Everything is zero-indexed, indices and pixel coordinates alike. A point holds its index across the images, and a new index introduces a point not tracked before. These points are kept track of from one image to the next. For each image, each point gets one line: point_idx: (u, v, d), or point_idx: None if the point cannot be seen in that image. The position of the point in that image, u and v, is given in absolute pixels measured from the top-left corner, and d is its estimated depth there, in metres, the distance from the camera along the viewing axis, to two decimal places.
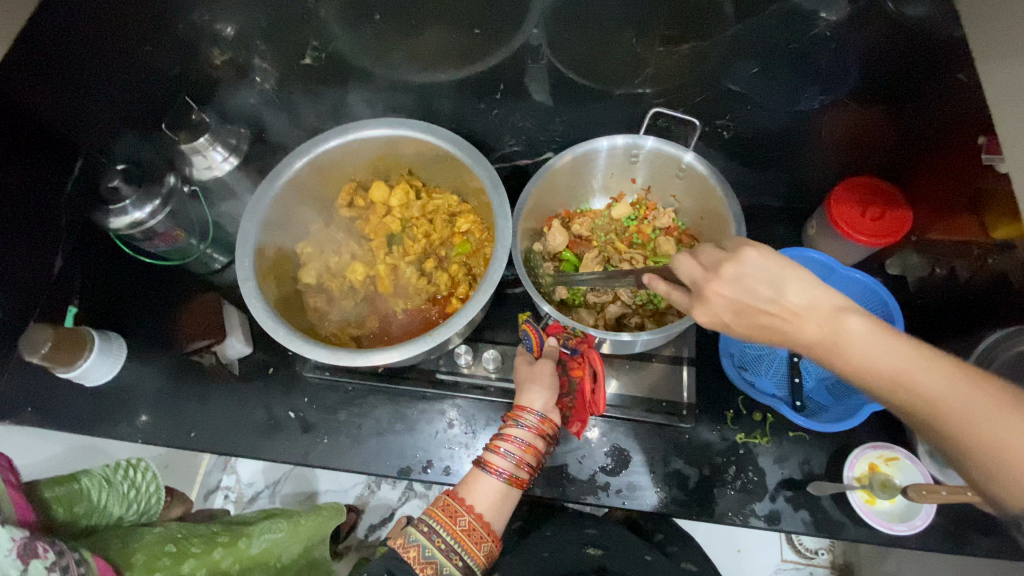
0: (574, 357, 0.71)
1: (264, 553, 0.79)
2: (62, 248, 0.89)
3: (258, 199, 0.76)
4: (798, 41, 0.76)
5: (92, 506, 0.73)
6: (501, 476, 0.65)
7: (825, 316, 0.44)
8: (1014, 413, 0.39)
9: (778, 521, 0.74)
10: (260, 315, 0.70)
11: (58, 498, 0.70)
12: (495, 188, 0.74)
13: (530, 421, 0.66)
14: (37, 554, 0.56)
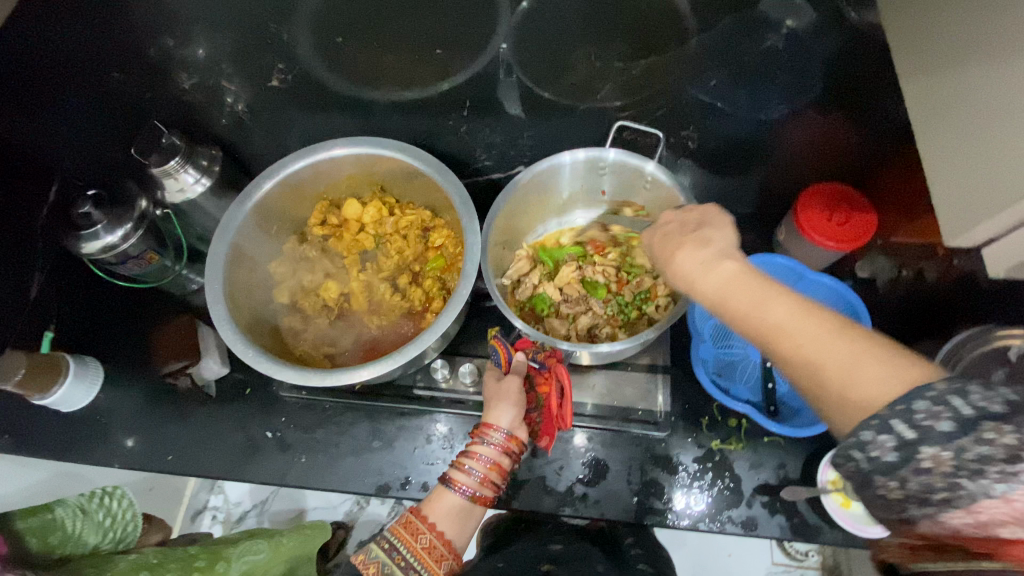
0: (542, 373, 0.73)
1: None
2: (39, 274, 0.88)
3: (228, 220, 0.76)
4: (750, 54, 0.79)
5: (66, 535, 0.73)
6: (465, 494, 0.65)
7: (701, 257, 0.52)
8: (834, 336, 0.43)
9: (754, 527, 0.74)
10: (229, 337, 0.70)
11: (32, 529, 0.70)
12: (465, 203, 0.75)
13: (495, 438, 0.67)
14: None
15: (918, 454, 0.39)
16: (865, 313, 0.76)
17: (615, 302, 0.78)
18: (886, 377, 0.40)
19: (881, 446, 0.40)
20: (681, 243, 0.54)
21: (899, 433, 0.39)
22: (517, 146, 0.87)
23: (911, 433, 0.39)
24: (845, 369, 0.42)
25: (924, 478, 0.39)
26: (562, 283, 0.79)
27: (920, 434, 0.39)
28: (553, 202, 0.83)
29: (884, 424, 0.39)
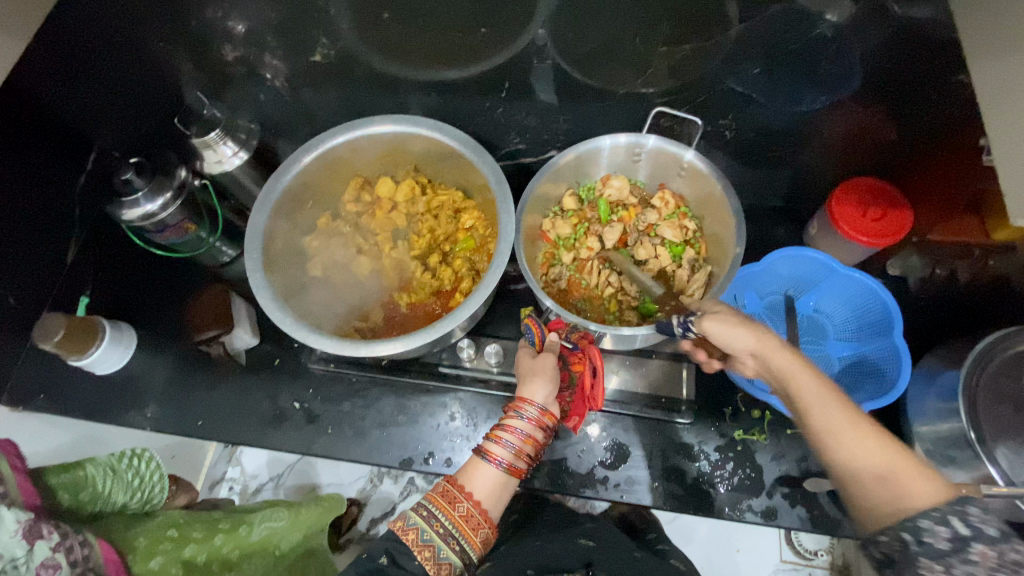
0: (574, 353, 0.73)
1: (264, 541, 0.82)
2: (74, 241, 0.95)
3: (268, 191, 0.77)
4: (798, 42, 0.73)
5: (96, 494, 0.73)
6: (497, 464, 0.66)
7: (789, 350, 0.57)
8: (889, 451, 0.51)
9: (773, 517, 0.75)
10: (268, 306, 0.72)
11: (63, 485, 0.71)
12: (500, 184, 0.75)
13: (531, 413, 0.67)
14: (42, 535, 0.58)
15: (970, 548, 0.44)
16: (897, 310, 0.76)
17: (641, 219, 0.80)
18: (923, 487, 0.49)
19: (936, 533, 0.45)
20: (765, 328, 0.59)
21: (954, 526, 0.45)
22: (551, 130, 0.89)
23: (966, 530, 0.45)
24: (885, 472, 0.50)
25: (969, 567, 0.44)
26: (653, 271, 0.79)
27: (973, 531, 0.45)
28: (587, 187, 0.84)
29: (943, 517, 0.46)
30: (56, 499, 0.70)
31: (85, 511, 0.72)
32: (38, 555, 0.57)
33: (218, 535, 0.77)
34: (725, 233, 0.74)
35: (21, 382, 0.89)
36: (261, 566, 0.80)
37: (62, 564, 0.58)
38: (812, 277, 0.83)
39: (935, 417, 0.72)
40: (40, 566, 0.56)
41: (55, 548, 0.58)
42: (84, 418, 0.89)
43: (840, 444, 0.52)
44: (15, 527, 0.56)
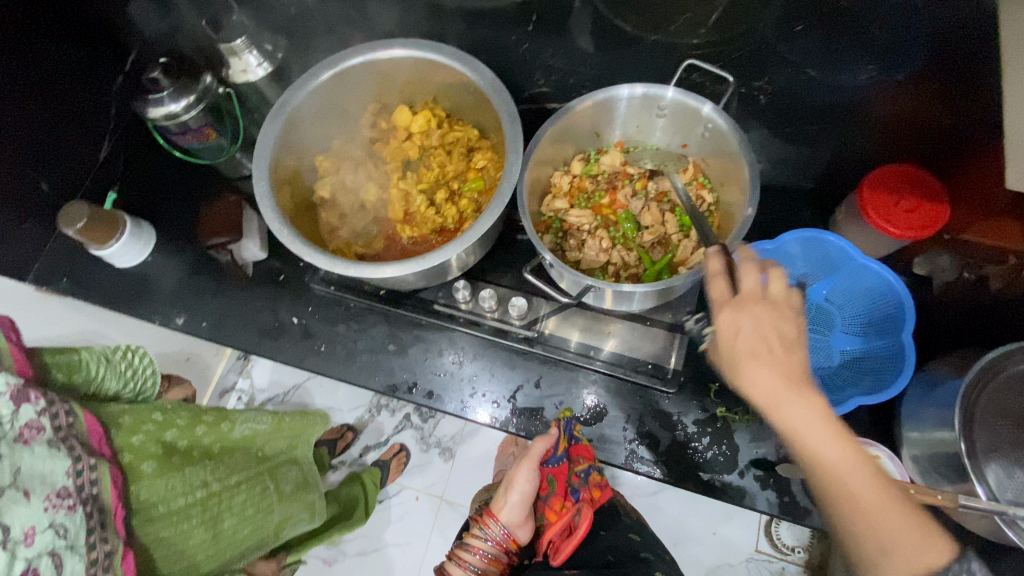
0: (570, 501, 0.83)
1: (246, 437, 0.92)
2: (109, 138, 1.02)
3: (283, 101, 0.76)
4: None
5: (88, 377, 0.77)
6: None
7: (802, 380, 0.52)
8: (887, 499, 0.49)
9: (741, 497, 0.74)
10: (268, 215, 0.71)
11: (58, 365, 0.74)
12: (512, 121, 0.72)
13: (494, 533, 0.79)
14: (29, 400, 0.65)
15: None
16: (911, 308, 0.72)
17: (651, 186, 0.78)
18: (928, 547, 0.46)
19: None
20: (785, 355, 0.53)
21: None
22: (577, 74, 0.83)
23: None
24: (890, 534, 0.47)
25: None
26: (656, 234, 0.76)
27: None
28: (605, 139, 0.80)
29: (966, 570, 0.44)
30: (49, 375, 0.73)
31: (76, 390, 0.76)
32: (24, 416, 0.64)
33: (199, 425, 0.84)
34: (739, 200, 0.70)
35: (50, 266, 0.97)
36: (243, 465, 0.89)
37: (46, 426, 0.65)
38: (828, 263, 0.79)
39: (930, 424, 0.69)
40: (25, 425, 0.64)
41: (40, 412, 0.66)
42: (102, 304, 0.95)
43: (844, 499, 0.49)
44: (4, 389, 0.64)
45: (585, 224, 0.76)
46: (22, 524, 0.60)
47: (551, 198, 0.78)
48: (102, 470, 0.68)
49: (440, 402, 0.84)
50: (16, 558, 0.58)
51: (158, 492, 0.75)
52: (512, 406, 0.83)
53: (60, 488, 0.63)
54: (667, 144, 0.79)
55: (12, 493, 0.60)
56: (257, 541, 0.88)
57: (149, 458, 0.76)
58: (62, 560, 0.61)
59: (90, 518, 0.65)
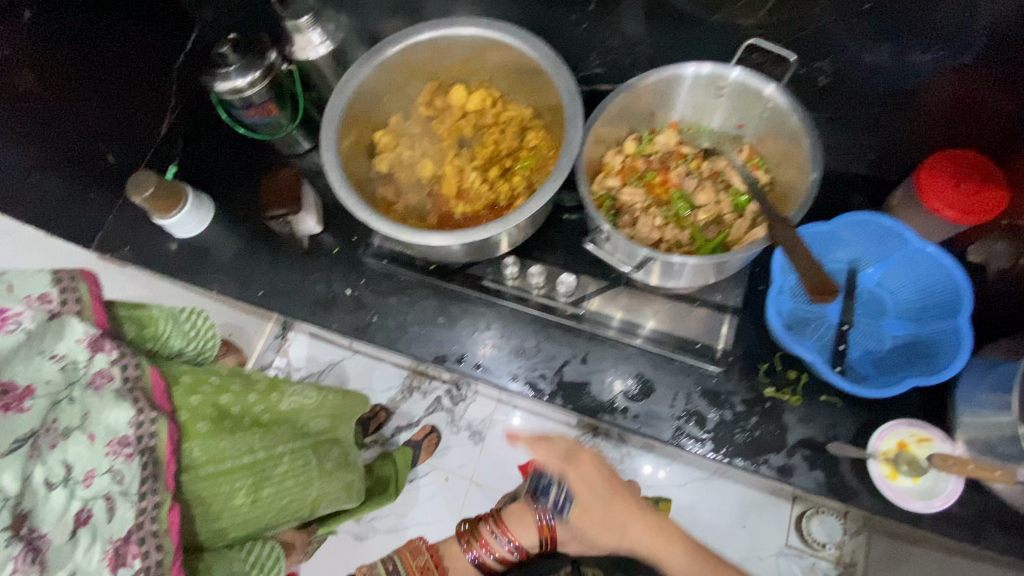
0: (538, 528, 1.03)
1: (295, 411, 0.91)
2: (170, 113, 1.06)
3: (351, 75, 0.79)
4: None
5: (156, 334, 0.82)
6: (478, 555, 0.98)
7: (603, 482, 0.91)
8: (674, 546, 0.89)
9: (790, 475, 0.74)
10: (335, 182, 0.74)
11: (128, 318, 0.80)
12: (572, 96, 0.73)
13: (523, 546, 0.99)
14: (102, 349, 0.72)
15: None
16: (969, 292, 0.72)
17: (705, 167, 0.79)
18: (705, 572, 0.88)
19: None
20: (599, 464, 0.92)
21: None
22: (634, 54, 0.84)
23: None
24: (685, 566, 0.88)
25: None
26: (709, 212, 0.76)
27: None
28: (660, 120, 0.81)
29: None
30: (123, 329, 0.80)
31: (144, 344, 0.82)
32: (96, 364, 0.71)
33: (251, 393, 0.85)
34: (797, 178, 0.70)
35: (113, 233, 1.02)
36: (289, 437, 0.87)
37: (115, 376, 0.72)
38: (883, 248, 0.79)
39: (985, 408, 0.68)
40: (97, 373, 0.71)
41: (112, 362, 0.72)
42: (160, 272, 0.99)
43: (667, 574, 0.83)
44: (81, 337, 0.71)
45: (637, 202, 0.77)
46: (84, 467, 0.68)
47: (604, 176, 0.79)
48: (161, 424, 0.73)
49: (488, 373, 0.86)
50: (74, 497, 0.66)
51: (209, 452, 0.78)
52: (558, 380, 0.84)
53: (121, 436, 0.70)
54: (722, 127, 0.79)
55: (78, 437, 0.68)
56: (297, 512, 0.87)
57: (204, 418, 0.80)
58: (114, 505, 0.68)
59: (145, 468, 0.71)
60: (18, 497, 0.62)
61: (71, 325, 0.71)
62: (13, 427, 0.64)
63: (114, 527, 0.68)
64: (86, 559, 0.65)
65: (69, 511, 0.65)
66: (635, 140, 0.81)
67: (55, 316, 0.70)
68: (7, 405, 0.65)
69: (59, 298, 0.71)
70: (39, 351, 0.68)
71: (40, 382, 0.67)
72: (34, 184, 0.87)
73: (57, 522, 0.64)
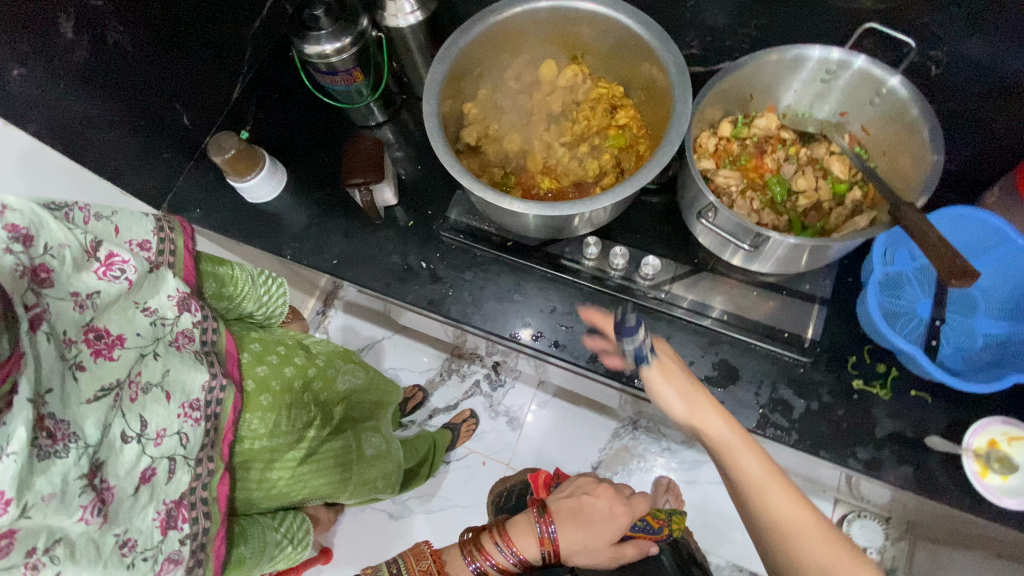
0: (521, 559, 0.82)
1: (344, 393, 0.93)
2: (242, 79, 1.06)
3: (451, 43, 0.78)
4: None
5: (234, 294, 0.82)
6: (478, 566, 0.76)
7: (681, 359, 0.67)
8: (815, 522, 0.57)
9: (877, 468, 0.74)
10: (437, 147, 0.73)
11: (213, 275, 0.80)
12: (680, 73, 0.72)
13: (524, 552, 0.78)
14: (189, 309, 0.73)
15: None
16: None
17: (805, 152, 0.78)
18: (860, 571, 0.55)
19: None
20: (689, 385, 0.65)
21: None
22: (736, 36, 0.82)
23: None
24: (827, 560, 0.55)
25: None
26: (808, 197, 0.75)
27: None
28: (757, 105, 0.80)
29: None
30: (204, 285, 0.79)
31: (221, 303, 0.81)
32: (182, 323, 0.72)
33: (310, 368, 0.85)
34: (909, 166, 0.69)
35: (182, 197, 1.02)
36: (333, 421, 0.88)
37: (196, 338, 0.73)
38: (978, 245, 0.78)
39: None
40: (181, 333, 0.72)
41: (194, 324, 0.73)
42: (230, 236, 0.99)
43: (788, 528, 0.56)
44: (173, 293, 0.71)
45: (734, 184, 0.76)
46: (157, 424, 0.67)
47: (700, 157, 0.78)
48: (228, 392, 0.73)
49: (565, 352, 0.85)
50: (144, 454, 0.65)
51: (268, 426, 0.78)
52: None
53: (193, 400, 0.70)
54: (824, 113, 0.79)
55: (157, 394, 0.67)
56: (323, 495, 0.86)
57: (269, 391, 0.79)
58: (175, 467, 0.68)
59: (208, 435, 0.71)
60: (97, 446, 0.61)
61: (166, 279, 0.71)
62: (102, 373, 0.64)
63: (170, 489, 0.67)
64: (140, 518, 0.64)
65: (138, 467, 0.65)
66: (731, 124, 0.79)
67: (152, 268, 0.70)
68: (98, 351, 0.64)
69: (156, 248, 0.72)
70: (134, 302, 0.68)
71: (130, 333, 0.67)
72: (108, 143, 0.87)
73: (125, 477, 0.63)
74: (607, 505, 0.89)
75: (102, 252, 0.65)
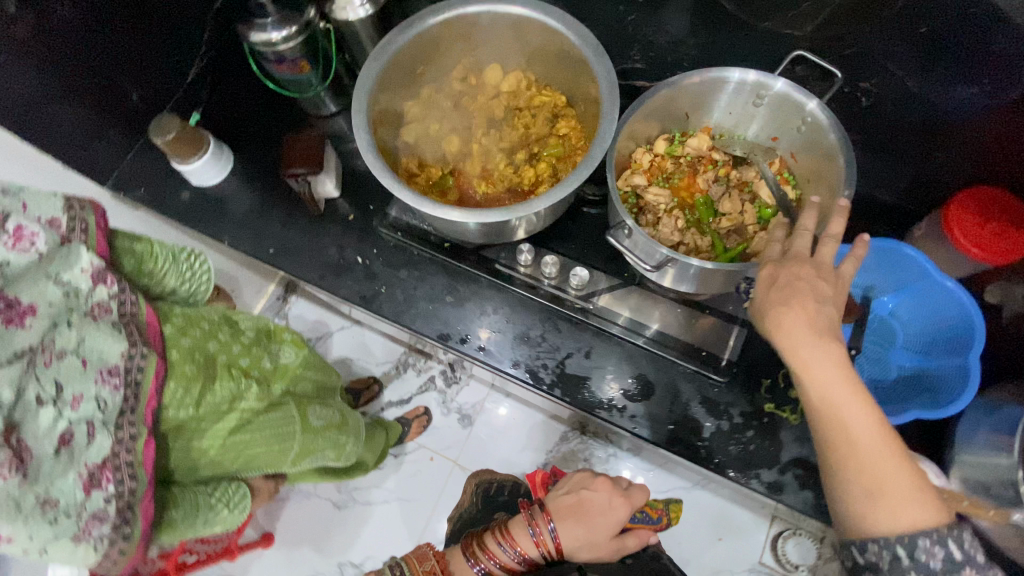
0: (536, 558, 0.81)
1: (277, 369, 0.90)
2: (200, 59, 1.04)
3: (389, 41, 0.78)
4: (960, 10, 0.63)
5: (154, 271, 0.82)
6: (483, 566, 0.78)
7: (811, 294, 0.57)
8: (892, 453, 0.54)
9: (778, 491, 0.76)
10: (363, 146, 0.73)
11: (128, 253, 0.79)
12: (610, 89, 0.72)
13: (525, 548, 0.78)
14: (105, 282, 0.71)
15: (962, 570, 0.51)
16: (981, 332, 0.71)
17: (734, 176, 0.78)
18: (922, 511, 0.53)
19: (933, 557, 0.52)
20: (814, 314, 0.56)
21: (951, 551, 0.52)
22: (679, 52, 0.85)
23: (960, 555, 0.52)
24: (898, 493, 0.53)
25: None
26: (733, 220, 0.76)
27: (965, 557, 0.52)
28: (693, 123, 0.80)
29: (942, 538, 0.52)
30: (121, 261, 0.79)
31: (141, 281, 0.81)
32: (97, 296, 0.70)
33: (237, 343, 0.86)
34: (827, 195, 0.69)
35: (128, 175, 1.02)
36: (267, 394, 0.85)
37: (113, 309, 0.71)
38: (902, 277, 0.78)
39: (981, 449, 0.69)
40: (97, 304, 0.70)
41: (111, 296, 0.71)
42: (173, 218, 0.99)
43: (867, 459, 0.54)
44: (86, 267, 0.69)
45: (662, 203, 0.77)
46: (74, 390, 0.66)
47: (631, 172, 0.78)
48: (150, 360, 0.72)
49: (490, 357, 0.86)
50: (61, 418, 0.65)
51: (193, 396, 0.77)
52: (558, 371, 0.84)
53: (111, 366, 0.69)
54: (755, 137, 0.79)
55: (71, 361, 0.67)
56: (264, 467, 0.84)
57: (193, 362, 0.78)
58: (94, 432, 0.67)
59: (127, 402, 0.70)
60: (11, 407, 0.62)
61: (80, 253, 0.69)
62: (11, 341, 0.63)
63: (91, 453, 0.66)
64: (61, 480, 0.64)
65: (55, 430, 0.65)
66: (666, 141, 0.79)
67: (65, 242, 0.69)
68: (9, 320, 0.64)
69: (67, 225, 0.69)
70: (46, 274, 0.66)
71: (42, 303, 0.66)
72: (52, 116, 0.86)
73: (43, 438, 0.64)
74: (607, 498, 0.83)
75: (9, 225, 0.65)
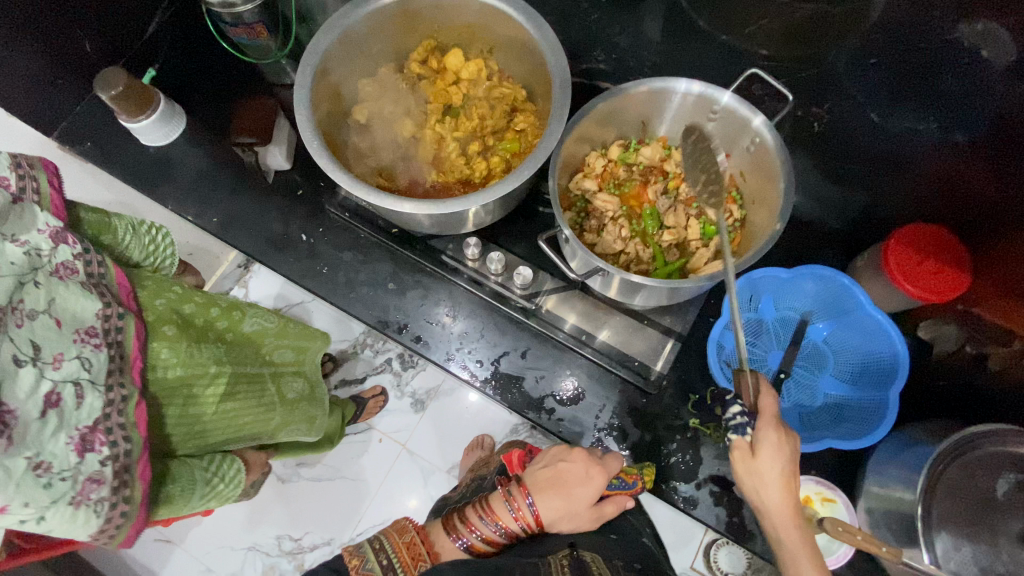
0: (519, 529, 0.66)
1: (258, 334, 0.77)
2: (160, 14, 1.00)
3: (343, 14, 0.75)
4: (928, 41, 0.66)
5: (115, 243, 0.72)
6: (464, 542, 0.63)
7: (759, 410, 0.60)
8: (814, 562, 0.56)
9: (692, 505, 0.77)
10: (304, 124, 0.71)
11: (91, 223, 0.70)
12: (563, 89, 0.71)
13: (509, 519, 0.63)
14: (67, 241, 0.60)
15: None
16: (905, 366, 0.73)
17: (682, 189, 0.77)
18: None
19: None
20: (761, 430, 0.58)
21: None
22: (639, 58, 0.85)
23: None
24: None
25: None
26: (676, 235, 0.76)
27: None
28: (649, 131, 0.79)
29: None
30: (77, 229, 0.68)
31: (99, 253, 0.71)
32: (60, 256, 0.59)
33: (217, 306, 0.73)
34: (766, 218, 0.69)
35: (76, 127, 0.98)
36: (248, 361, 0.74)
37: (80, 270, 0.60)
38: (839, 306, 0.79)
39: (891, 482, 0.72)
40: (62, 264, 0.59)
41: (75, 256, 0.60)
42: (120, 176, 0.96)
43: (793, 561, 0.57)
44: (44, 228, 0.59)
45: (608, 210, 0.76)
46: (51, 350, 0.56)
47: (582, 176, 0.77)
48: (129, 320, 0.62)
49: (426, 349, 0.85)
50: (44, 378, 0.54)
51: (181, 356, 0.65)
52: (493, 369, 0.84)
53: (89, 327, 0.58)
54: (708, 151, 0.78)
55: (44, 320, 0.56)
56: (249, 437, 0.73)
57: (172, 322, 0.67)
58: (83, 392, 0.56)
59: (112, 361, 0.59)
60: None
61: (34, 213, 0.58)
62: None
63: (82, 415, 0.56)
64: (52, 443, 0.54)
65: (37, 391, 0.54)
66: (622, 146, 0.78)
67: (17, 200, 0.58)
68: None
69: (17, 185, 0.58)
70: (3, 234, 0.55)
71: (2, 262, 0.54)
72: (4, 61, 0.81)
73: (26, 400, 0.53)
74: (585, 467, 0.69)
75: None
